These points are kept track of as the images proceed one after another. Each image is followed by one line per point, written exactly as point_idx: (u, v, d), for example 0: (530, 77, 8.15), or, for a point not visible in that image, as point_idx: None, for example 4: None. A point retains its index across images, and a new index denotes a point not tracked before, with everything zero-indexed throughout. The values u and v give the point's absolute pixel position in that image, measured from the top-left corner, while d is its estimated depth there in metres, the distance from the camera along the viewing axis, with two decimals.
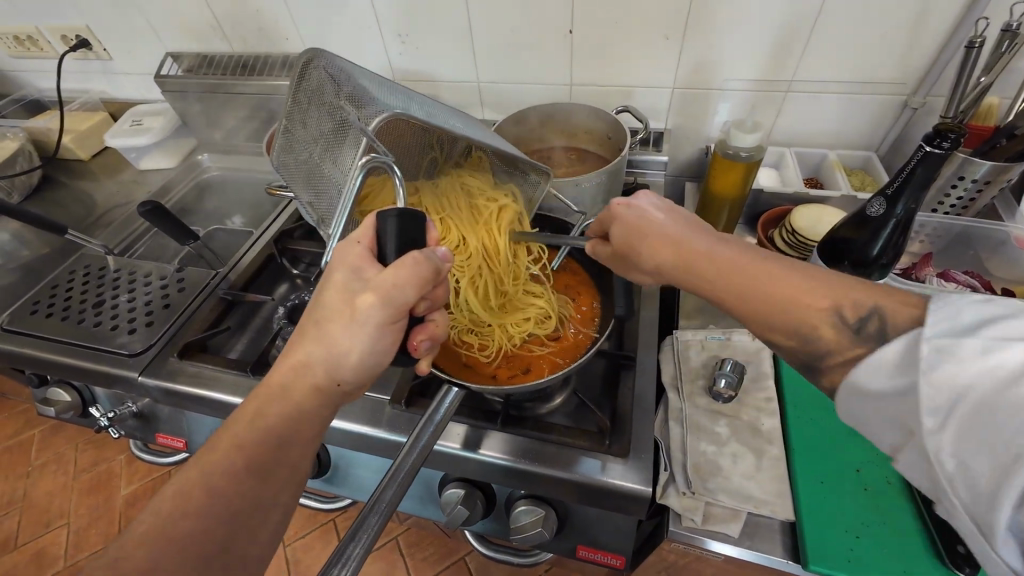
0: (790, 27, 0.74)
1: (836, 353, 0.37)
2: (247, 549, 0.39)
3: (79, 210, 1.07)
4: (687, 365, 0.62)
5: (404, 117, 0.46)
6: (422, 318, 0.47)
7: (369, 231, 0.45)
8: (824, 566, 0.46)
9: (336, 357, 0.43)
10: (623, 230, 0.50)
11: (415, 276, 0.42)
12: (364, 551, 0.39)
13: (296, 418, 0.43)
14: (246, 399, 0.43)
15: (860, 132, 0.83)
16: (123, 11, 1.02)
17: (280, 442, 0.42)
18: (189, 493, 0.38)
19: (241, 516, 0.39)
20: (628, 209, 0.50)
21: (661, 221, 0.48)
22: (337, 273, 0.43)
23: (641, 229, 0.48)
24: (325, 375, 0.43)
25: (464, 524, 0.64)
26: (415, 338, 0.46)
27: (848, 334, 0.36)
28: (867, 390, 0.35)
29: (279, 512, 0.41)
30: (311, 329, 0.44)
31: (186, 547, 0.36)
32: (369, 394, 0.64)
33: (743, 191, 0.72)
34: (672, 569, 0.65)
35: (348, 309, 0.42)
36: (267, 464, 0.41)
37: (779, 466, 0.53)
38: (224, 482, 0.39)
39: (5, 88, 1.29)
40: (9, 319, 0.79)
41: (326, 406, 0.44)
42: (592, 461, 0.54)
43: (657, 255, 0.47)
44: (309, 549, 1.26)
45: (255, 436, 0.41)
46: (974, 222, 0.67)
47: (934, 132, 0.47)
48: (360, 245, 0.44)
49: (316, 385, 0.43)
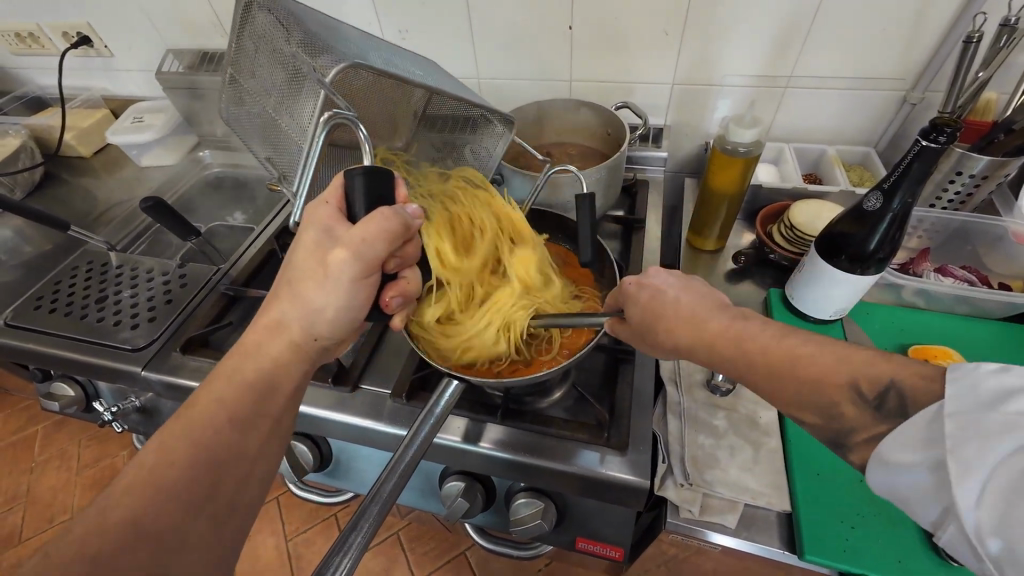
0: (789, 25, 0.74)
1: (859, 430, 0.35)
2: (236, 495, 0.40)
3: (81, 207, 1.08)
4: (686, 359, 0.63)
5: (361, 66, 0.45)
6: (394, 276, 0.49)
7: (336, 191, 0.45)
8: (819, 555, 0.47)
9: (313, 313, 0.45)
10: (640, 312, 0.47)
11: (384, 232, 0.43)
12: (364, 544, 0.40)
13: (272, 373, 0.44)
14: (221, 361, 0.45)
15: (860, 127, 0.83)
16: (123, 8, 1.03)
17: (260, 396, 0.43)
18: (170, 446, 0.38)
19: (223, 467, 0.40)
20: (641, 289, 0.48)
21: (673, 296, 0.46)
22: (309, 232, 0.44)
23: (655, 310, 0.47)
24: (302, 330, 0.46)
25: (464, 517, 0.65)
26: (387, 294, 0.48)
27: (872, 412, 0.34)
28: (891, 462, 0.33)
29: (264, 466, 0.42)
30: (285, 287, 0.46)
31: (171, 494, 0.37)
32: (365, 386, 0.66)
33: (743, 186, 0.72)
34: (671, 561, 0.66)
35: (321, 267, 0.44)
36: (248, 418, 0.42)
37: (776, 459, 0.54)
38: (209, 434, 0.40)
39: (7, 85, 1.29)
40: (13, 314, 0.80)
41: (305, 361, 0.46)
42: (591, 454, 0.54)
43: (681, 336, 0.45)
44: (310, 544, 1.27)
45: (233, 392, 0.42)
46: (973, 217, 0.67)
47: (931, 127, 0.47)
48: (328, 205, 0.45)
49: (294, 340, 0.46)
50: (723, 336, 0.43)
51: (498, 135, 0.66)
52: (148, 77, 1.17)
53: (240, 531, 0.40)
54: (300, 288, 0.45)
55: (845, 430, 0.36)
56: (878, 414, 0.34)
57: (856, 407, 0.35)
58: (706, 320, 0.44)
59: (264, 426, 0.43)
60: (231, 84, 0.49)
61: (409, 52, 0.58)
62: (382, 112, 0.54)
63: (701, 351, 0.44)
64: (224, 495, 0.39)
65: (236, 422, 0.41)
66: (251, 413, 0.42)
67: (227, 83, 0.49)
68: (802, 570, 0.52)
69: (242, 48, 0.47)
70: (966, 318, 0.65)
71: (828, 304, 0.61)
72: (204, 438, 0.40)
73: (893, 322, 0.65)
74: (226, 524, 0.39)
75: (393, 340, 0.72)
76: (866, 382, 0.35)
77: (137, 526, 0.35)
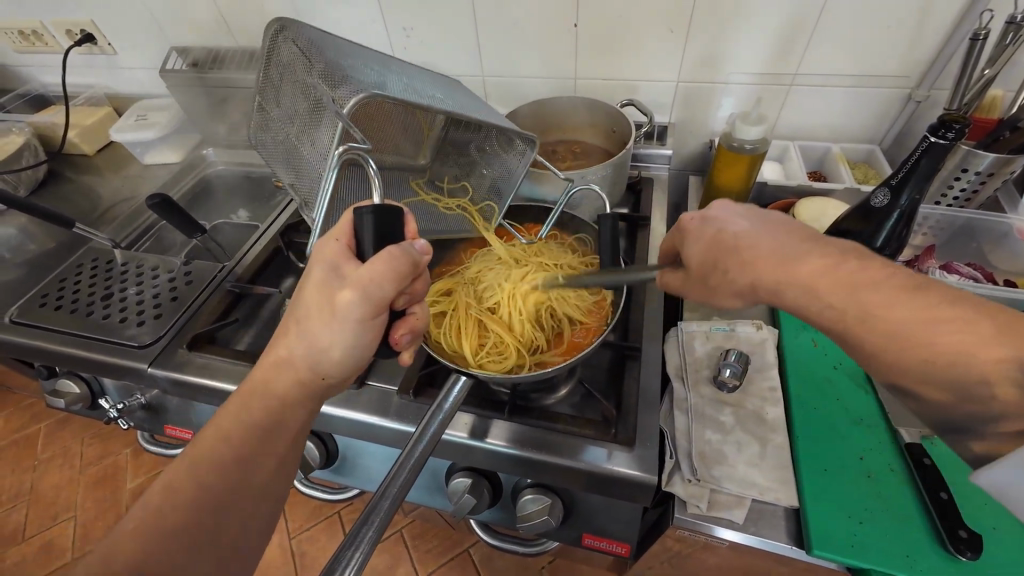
0: (793, 24, 0.74)
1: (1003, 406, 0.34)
2: (238, 535, 0.40)
3: (85, 204, 1.08)
4: (692, 357, 0.63)
5: (380, 95, 0.45)
6: (401, 313, 0.46)
7: (346, 228, 0.43)
8: (826, 550, 0.47)
9: (319, 352, 0.43)
10: (705, 249, 0.47)
11: (391, 271, 0.40)
12: (375, 538, 0.40)
13: (280, 406, 0.44)
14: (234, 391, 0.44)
15: (865, 125, 0.84)
16: (127, 6, 1.03)
17: (270, 425, 0.43)
18: (181, 484, 0.39)
19: (231, 500, 0.40)
20: (706, 224, 0.48)
21: (750, 232, 0.46)
22: (315, 270, 0.42)
23: (722, 243, 0.46)
24: (308, 369, 0.44)
25: (471, 513, 0.65)
26: (396, 332, 0.46)
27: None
28: None
29: (268, 505, 0.43)
30: (292, 327, 0.44)
31: (176, 533, 0.37)
32: (371, 381, 0.66)
33: (749, 183, 0.72)
34: (677, 557, 0.66)
35: (328, 306, 0.41)
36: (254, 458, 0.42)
37: (783, 455, 0.54)
38: (221, 468, 0.41)
39: (9, 83, 1.29)
40: (19, 311, 0.80)
41: (313, 397, 0.45)
42: (598, 450, 0.55)
43: (760, 266, 0.44)
44: (314, 541, 1.27)
45: (242, 427, 0.42)
46: (978, 214, 0.68)
47: (939, 123, 0.47)
48: (338, 243, 0.42)
49: (299, 378, 0.44)
50: (801, 269, 0.42)
51: (520, 152, 0.64)
52: (151, 75, 1.17)
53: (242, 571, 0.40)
54: (309, 329, 0.42)
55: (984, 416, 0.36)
56: None
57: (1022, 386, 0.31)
58: (787, 253, 0.43)
59: (268, 463, 0.43)
60: (258, 111, 0.48)
61: (426, 73, 0.59)
62: (400, 135, 0.53)
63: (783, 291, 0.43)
64: (225, 538, 0.40)
65: (245, 450, 0.42)
66: (258, 441, 0.43)
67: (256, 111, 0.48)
68: (810, 564, 0.52)
69: (269, 77, 0.47)
70: None
71: None
72: (212, 474, 0.40)
73: None
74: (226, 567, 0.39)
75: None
76: None
77: (145, 564, 0.36)
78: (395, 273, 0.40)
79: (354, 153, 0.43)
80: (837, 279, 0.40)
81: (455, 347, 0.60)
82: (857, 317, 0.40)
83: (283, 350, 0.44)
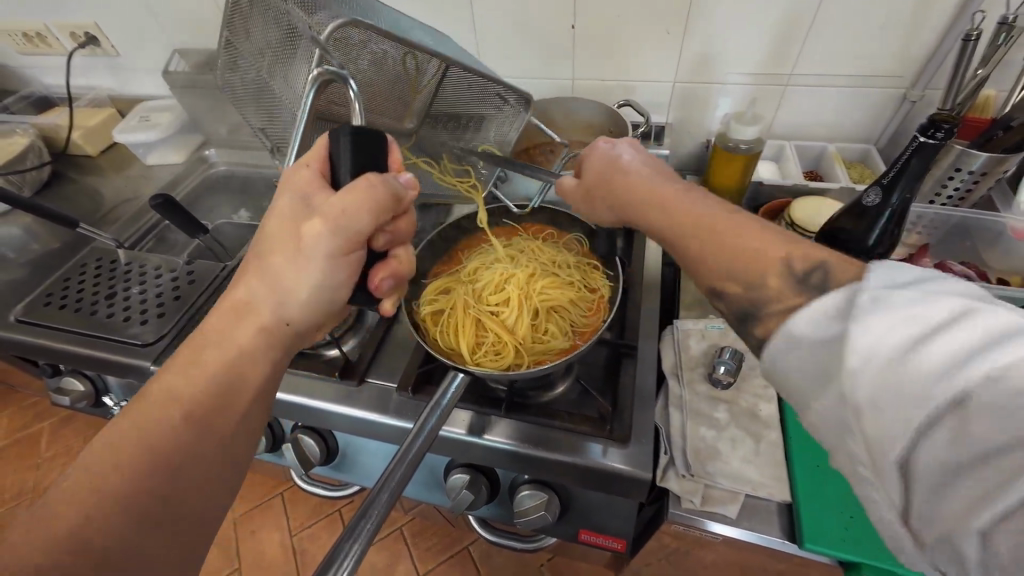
0: (790, 26, 0.75)
1: (776, 302, 0.33)
2: (193, 509, 0.37)
3: (89, 205, 1.09)
4: (687, 354, 0.63)
5: (359, 24, 0.45)
6: (382, 255, 0.47)
7: (321, 155, 0.44)
8: (819, 544, 0.48)
9: (283, 295, 0.43)
10: (601, 168, 0.51)
11: (371, 201, 0.41)
12: (373, 532, 0.41)
13: (239, 357, 0.42)
14: (181, 347, 0.42)
15: (860, 125, 0.84)
16: (130, 7, 1.04)
17: (228, 382, 0.41)
18: (117, 453, 0.36)
19: (183, 462, 0.38)
20: (611, 148, 0.51)
21: (636, 162, 0.49)
22: (285, 197, 0.43)
23: (611, 166, 0.50)
24: (273, 313, 0.43)
25: (468, 509, 0.66)
26: (376, 276, 0.46)
27: (794, 283, 0.32)
28: (800, 339, 0.30)
29: (234, 467, 0.40)
30: (256, 269, 0.44)
31: (119, 504, 0.34)
32: (371, 379, 0.67)
33: (744, 183, 0.72)
34: (672, 552, 0.67)
35: (296, 243, 0.42)
36: (211, 414, 0.39)
37: (776, 450, 0.54)
38: (167, 436, 0.37)
39: (13, 85, 1.30)
40: (25, 310, 0.81)
41: (279, 347, 0.44)
42: (594, 446, 0.56)
43: (650, 184, 0.46)
44: (315, 539, 1.28)
45: (196, 383, 0.40)
46: (972, 214, 0.68)
47: (929, 123, 0.48)
48: (310, 169, 0.44)
49: (262, 325, 0.43)
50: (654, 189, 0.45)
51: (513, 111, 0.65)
52: (153, 76, 1.18)
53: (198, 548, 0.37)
54: (277, 274, 0.43)
55: (765, 302, 0.34)
56: (801, 285, 0.32)
57: (780, 279, 0.33)
58: (656, 178, 0.46)
59: (227, 431, 0.40)
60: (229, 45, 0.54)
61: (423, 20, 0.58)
62: (390, 89, 0.55)
63: (648, 205, 0.45)
64: (183, 501, 0.37)
65: (195, 418, 0.39)
66: (212, 408, 0.40)
67: (227, 44, 0.55)
68: (803, 559, 0.53)
69: (239, 9, 0.51)
70: None
71: None
72: (158, 443, 0.37)
73: None
74: (184, 531, 0.37)
75: (398, 336, 0.73)
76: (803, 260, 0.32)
77: (85, 536, 0.33)
78: (373, 205, 0.41)
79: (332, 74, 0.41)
80: (685, 207, 0.41)
81: (452, 344, 0.61)
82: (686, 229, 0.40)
83: (243, 294, 0.44)
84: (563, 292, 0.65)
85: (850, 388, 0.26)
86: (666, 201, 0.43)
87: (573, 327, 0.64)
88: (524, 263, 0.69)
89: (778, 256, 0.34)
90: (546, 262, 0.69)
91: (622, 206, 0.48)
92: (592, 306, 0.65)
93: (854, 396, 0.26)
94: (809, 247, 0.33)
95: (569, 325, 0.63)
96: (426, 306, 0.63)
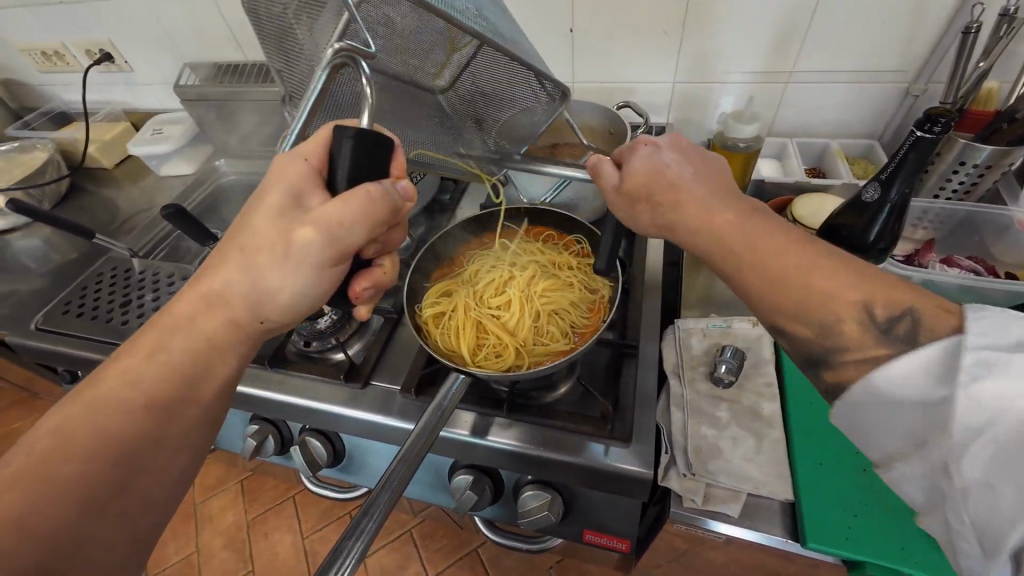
0: (789, 23, 0.75)
1: (853, 350, 0.35)
2: (142, 492, 0.39)
3: (105, 216, 1.12)
4: (689, 353, 0.63)
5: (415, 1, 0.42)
6: (367, 264, 0.49)
7: (318, 152, 0.45)
8: (822, 543, 0.48)
9: (263, 295, 0.44)
10: (648, 178, 0.49)
11: (364, 215, 0.42)
12: (375, 530, 0.42)
13: (203, 349, 0.44)
14: (144, 334, 0.43)
15: (863, 121, 0.83)
16: (143, 24, 1.07)
17: (189, 376, 0.43)
18: (71, 434, 0.37)
19: (137, 451, 0.39)
20: (658, 156, 0.49)
21: (688, 178, 0.47)
22: (273, 194, 0.43)
23: (662, 179, 0.48)
24: (249, 312, 0.45)
25: (473, 510, 0.67)
26: (358, 286, 0.48)
27: (876, 333, 0.34)
28: (895, 394, 0.33)
29: (185, 456, 0.42)
30: (237, 257, 0.44)
31: (68, 489, 0.36)
32: (375, 381, 0.68)
33: (744, 181, 0.72)
34: (677, 552, 0.66)
35: (284, 242, 0.42)
36: (169, 407, 0.41)
37: (778, 449, 0.54)
38: (126, 419, 0.39)
39: (34, 102, 1.35)
40: (44, 318, 0.84)
41: (245, 342, 0.46)
42: (594, 446, 0.56)
43: (704, 207, 0.45)
44: (327, 541, 1.30)
45: (155, 373, 0.42)
46: (977, 207, 0.67)
47: (924, 117, 0.47)
48: (307, 163, 0.44)
49: (236, 320, 0.45)
50: (710, 212, 0.44)
51: (550, 96, 0.61)
52: (165, 90, 1.21)
53: (146, 523, 0.40)
54: (255, 259, 0.43)
55: (837, 348, 0.36)
56: (884, 335, 0.34)
57: (858, 325, 0.35)
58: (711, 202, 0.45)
59: (187, 419, 0.42)
60: None
61: None
62: (424, 49, 0.55)
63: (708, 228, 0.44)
64: (135, 487, 0.39)
65: (155, 405, 0.41)
66: (174, 396, 0.42)
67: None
68: (807, 558, 0.53)
69: None
70: None
71: None
72: (116, 426, 0.39)
73: None
74: (134, 514, 0.39)
75: (402, 339, 0.74)
76: (884, 306, 0.34)
77: (25, 519, 0.34)
78: (367, 216, 0.42)
79: (348, 54, 0.43)
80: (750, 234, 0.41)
81: (453, 346, 0.60)
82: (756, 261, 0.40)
83: (219, 283, 0.44)
84: (563, 295, 0.65)
85: (958, 454, 0.30)
86: (728, 228, 0.42)
87: (572, 329, 0.63)
88: (524, 266, 0.69)
89: (856, 300, 0.35)
90: (546, 266, 0.69)
91: (671, 226, 0.47)
92: (592, 309, 0.65)
93: (963, 461, 0.30)
94: (894, 290, 0.34)
95: (568, 329, 0.63)
96: (428, 308, 0.64)
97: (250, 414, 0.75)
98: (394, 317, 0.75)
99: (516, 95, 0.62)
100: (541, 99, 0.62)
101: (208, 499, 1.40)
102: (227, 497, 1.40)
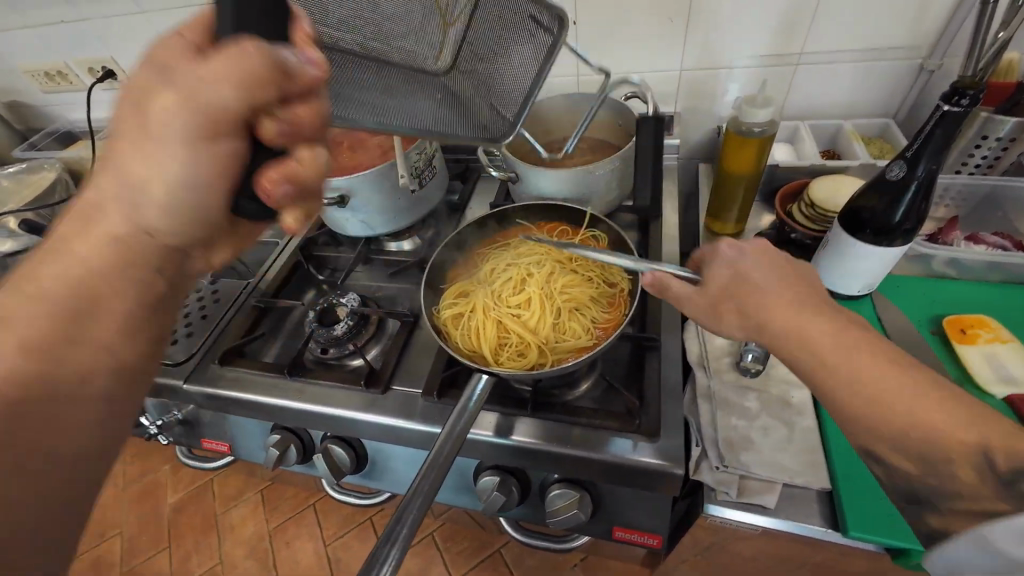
0: (797, 6, 0.74)
1: (966, 497, 0.33)
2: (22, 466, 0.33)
3: None
4: (712, 344, 0.62)
5: None
6: (283, 159, 0.36)
7: (197, 24, 0.32)
8: (864, 532, 0.47)
9: (141, 202, 0.35)
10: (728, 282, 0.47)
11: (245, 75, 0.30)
12: (410, 536, 0.41)
13: (88, 284, 0.37)
14: (14, 271, 0.36)
15: (876, 100, 0.82)
16: (144, 39, 1.07)
17: (75, 320, 0.36)
18: None
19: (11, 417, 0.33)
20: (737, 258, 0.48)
21: (769, 284, 0.45)
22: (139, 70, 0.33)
23: (742, 283, 0.46)
24: (130, 226, 0.37)
25: (500, 511, 0.66)
26: (267, 181, 0.36)
27: (998, 485, 0.32)
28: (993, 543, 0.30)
29: (83, 416, 0.36)
30: None
31: None
32: (396, 387, 0.68)
33: (761, 166, 0.70)
34: (707, 547, 0.65)
35: (145, 129, 0.33)
36: (55, 360, 0.35)
37: (811, 437, 0.53)
38: None
39: (39, 123, 1.36)
40: None
41: (143, 267, 0.38)
42: (622, 441, 0.55)
43: (803, 326, 0.42)
44: (348, 547, 1.30)
45: (29, 317, 0.35)
46: (1001, 181, 0.66)
47: (951, 90, 0.46)
48: (183, 39, 0.32)
49: (119, 238, 0.37)
50: (816, 333, 0.41)
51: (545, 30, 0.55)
52: None
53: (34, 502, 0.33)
54: None
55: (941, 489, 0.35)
56: (1004, 489, 0.31)
57: (975, 472, 0.33)
58: (804, 316, 0.42)
59: (78, 373, 0.36)
60: None
61: None
62: (417, 26, 0.56)
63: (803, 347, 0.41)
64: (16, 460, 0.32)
65: (27, 356, 0.34)
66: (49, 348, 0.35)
67: None
68: (846, 547, 0.52)
69: None
70: (999, 286, 0.64)
71: (850, 279, 0.60)
72: None
73: (929, 296, 0.64)
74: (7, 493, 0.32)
75: (420, 344, 0.73)
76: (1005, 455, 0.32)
77: None
78: (241, 77, 0.30)
79: None
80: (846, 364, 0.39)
81: (474, 346, 0.59)
82: (864, 396, 0.38)
83: (94, 197, 0.36)
84: (581, 292, 0.64)
85: None
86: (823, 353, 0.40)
87: (591, 325, 0.61)
88: (540, 265, 0.67)
89: (969, 440, 0.34)
90: (563, 264, 0.68)
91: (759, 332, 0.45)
92: (611, 304, 0.63)
93: None
94: (1017, 440, 0.32)
95: (588, 327, 0.61)
96: (446, 309, 0.63)
97: (271, 424, 0.75)
98: (410, 320, 0.74)
99: (512, 52, 0.58)
100: (536, 41, 0.56)
101: (228, 510, 1.41)
102: (248, 508, 1.40)
